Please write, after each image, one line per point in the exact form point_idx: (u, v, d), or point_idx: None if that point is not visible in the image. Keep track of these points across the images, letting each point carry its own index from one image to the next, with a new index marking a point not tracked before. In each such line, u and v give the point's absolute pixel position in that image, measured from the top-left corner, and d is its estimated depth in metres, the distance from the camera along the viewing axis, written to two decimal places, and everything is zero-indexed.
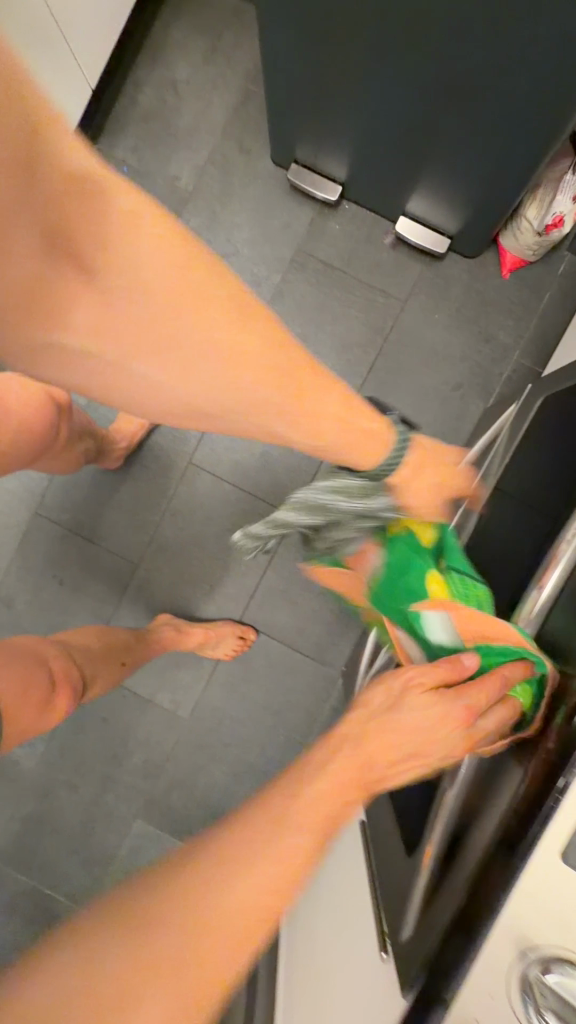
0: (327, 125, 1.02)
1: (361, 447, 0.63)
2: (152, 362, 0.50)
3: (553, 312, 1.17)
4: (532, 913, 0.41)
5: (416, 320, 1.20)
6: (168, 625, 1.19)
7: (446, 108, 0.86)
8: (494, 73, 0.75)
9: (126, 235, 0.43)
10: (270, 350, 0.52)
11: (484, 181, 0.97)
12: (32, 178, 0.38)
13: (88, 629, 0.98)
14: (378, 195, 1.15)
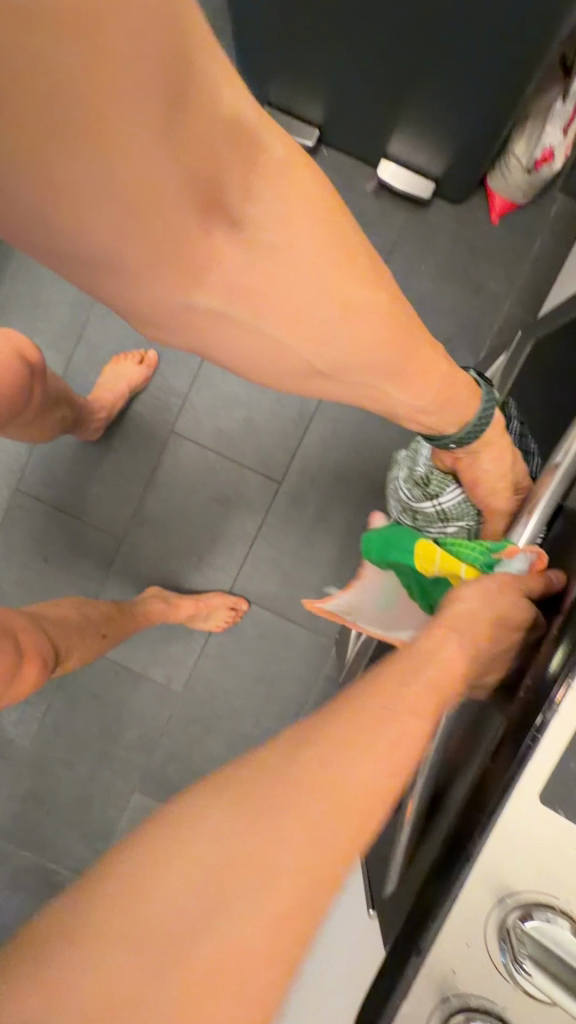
0: (299, 62, 0.95)
1: (452, 412, 0.63)
2: (283, 336, 0.46)
3: (545, 258, 1.11)
4: (507, 857, 0.40)
5: (402, 273, 1.15)
6: (157, 598, 1.16)
7: (425, 27, 0.79)
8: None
9: (274, 193, 0.38)
10: (401, 322, 0.50)
11: (467, 117, 0.91)
12: (183, 125, 0.31)
13: (64, 602, 0.96)
14: (358, 139, 1.08)
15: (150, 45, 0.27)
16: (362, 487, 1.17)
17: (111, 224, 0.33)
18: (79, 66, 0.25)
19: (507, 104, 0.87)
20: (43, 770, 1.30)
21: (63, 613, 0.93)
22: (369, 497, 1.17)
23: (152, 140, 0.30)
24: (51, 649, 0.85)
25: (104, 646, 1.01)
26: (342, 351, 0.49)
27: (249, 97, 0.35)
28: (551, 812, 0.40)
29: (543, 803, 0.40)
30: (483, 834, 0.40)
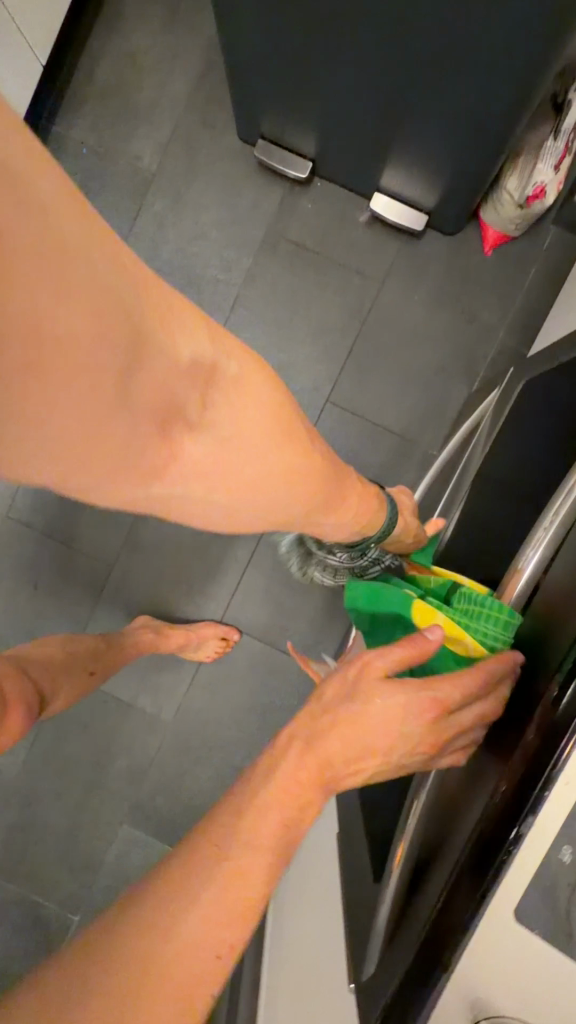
0: (291, 95, 0.95)
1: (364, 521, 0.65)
2: (221, 494, 0.46)
3: (538, 289, 1.11)
4: (486, 962, 0.38)
5: (395, 302, 1.14)
6: (146, 627, 1.15)
7: (418, 64, 0.78)
8: (464, 18, 0.68)
9: (229, 399, 0.42)
10: (329, 478, 0.54)
11: (459, 152, 0.91)
12: (138, 387, 0.36)
13: (49, 641, 0.95)
14: (350, 171, 1.08)
15: (112, 344, 0.32)
16: None
17: (88, 467, 0.37)
18: (53, 363, 0.30)
19: (498, 141, 0.87)
20: (30, 801, 1.27)
21: (48, 654, 0.92)
22: None
23: (119, 399, 0.35)
24: (35, 696, 0.83)
25: (92, 684, 1.00)
26: (273, 502, 0.50)
27: (206, 336, 0.40)
28: (530, 930, 0.38)
29: (521, 920, 0.39)
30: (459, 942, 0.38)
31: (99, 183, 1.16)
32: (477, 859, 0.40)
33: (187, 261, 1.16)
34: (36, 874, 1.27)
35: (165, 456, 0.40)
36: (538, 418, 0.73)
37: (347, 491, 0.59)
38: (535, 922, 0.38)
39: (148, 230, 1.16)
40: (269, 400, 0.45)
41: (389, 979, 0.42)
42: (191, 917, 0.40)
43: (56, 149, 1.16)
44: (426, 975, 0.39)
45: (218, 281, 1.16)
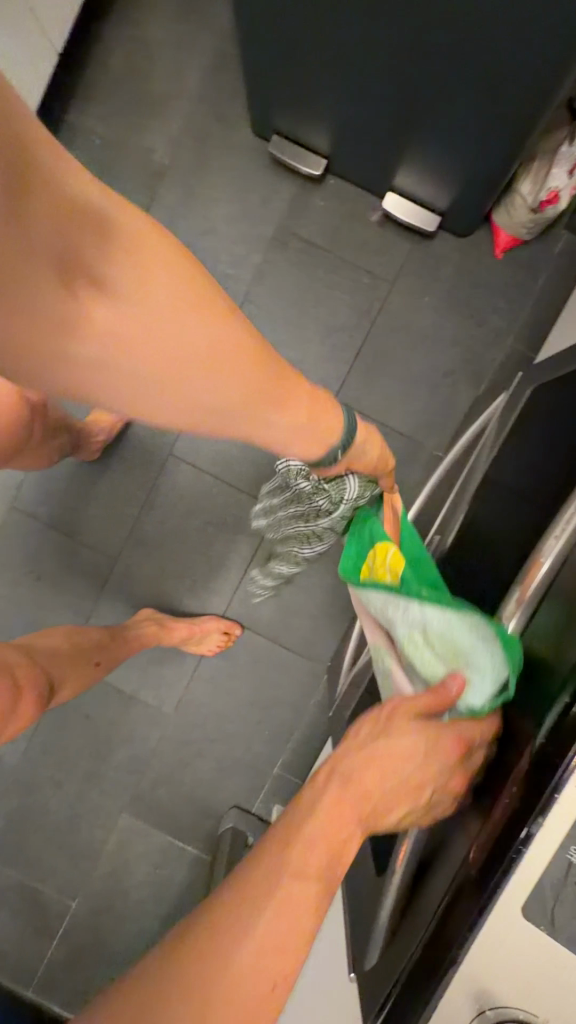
0: (307, 90, 0.95)
1: (320, 438, 0.57)
2: (140, 385, 0.39)
3: (548, 293, 1.11)
4: (491, 963, 0.40)
5: (405, 303, 1.15)
6: (150, 620, 1.15)
7: (440, 68, 0.78)
8: (490, 20, 0.68)
9: (152, 269, 0.35)
10: (275, 382, 0.46)
11: (476, 154, 0.91)
12: (34, 221, 0.29)
13: (56, 632, 0.96)
14: (363, 169, 1.08)
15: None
16: None
17: None
18: None
19: (514, 145, 0.87)
20: (31, 789, 1.29)
21: (57, 644, 0.93)
22: None
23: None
24: (45, 682, 0.84)
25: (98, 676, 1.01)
26: (205, 405, 0.43)
27: (108, 188, 0.33)
28: (535, 930, 0.40)
29: (525, 919, 0.40)
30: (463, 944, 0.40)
31: (110, 175, 1.15)
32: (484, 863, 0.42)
33: (198, 255, 1.16)
34: (36, 860, 1.28)
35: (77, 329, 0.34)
36: (545, 424, 0.74)
37: (300, 405, 0.51)
38: (538, 921, 0.40)
39: (159, 224, 1.16)
40: (197, 274, 0.37)
41: (390, 976, 0.43)
42: (248, 946, 0.41)
43: (68, 139, 1.15)
44: (429, 974, 0.40)
45: (228, 277, 1.16)
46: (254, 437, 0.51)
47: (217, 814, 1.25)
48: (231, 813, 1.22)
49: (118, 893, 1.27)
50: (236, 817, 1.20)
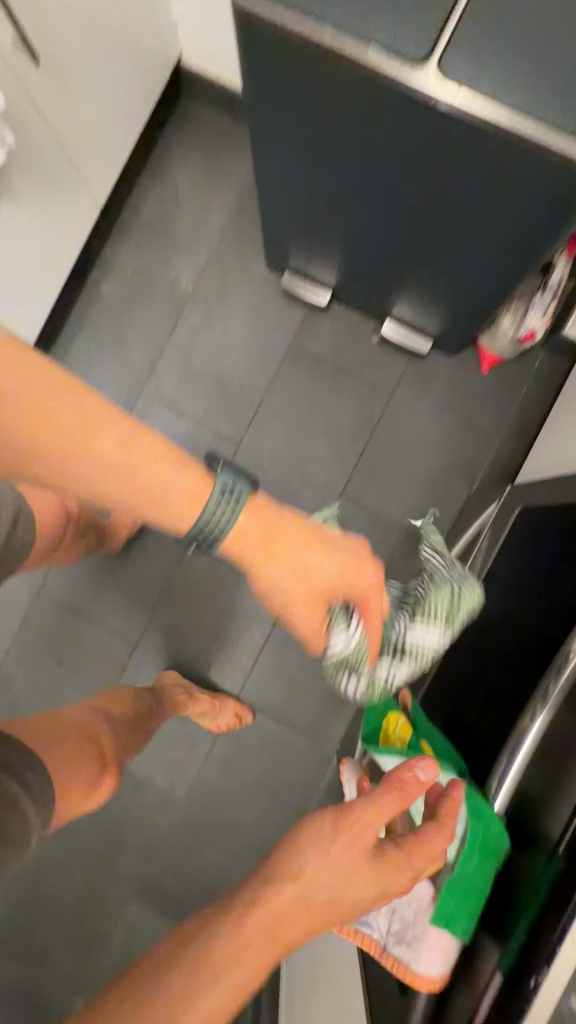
0: (319, 242, 1.11)
1: (154, 500, 0.62)
2: None
3: (531, 404, 1.25)
4: None
5: (403, 410, 1.27)
6: (180, 689, 1.18)
7: (434, 237, 0.93)
8: (472, 215, 0.83)
9: None
10: (75, 417, 0.57)
11: (464, 295, 1.05)
12: None
13: (120, 695, 1.04)
14: (365, 299, 1.23)
15: None
16: None
17: None
18: None
19: (495, 292, 1.01)
20: (39, 877, 1.29)
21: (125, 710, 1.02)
22: None
23: None
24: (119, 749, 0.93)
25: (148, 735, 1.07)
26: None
27: None
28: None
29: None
30: None
31: (140, 299, 1.30)
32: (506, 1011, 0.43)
33: (216, 368, 1.29)
34: (41, 954, 1.27)
35: None
36: (532, 541, 0.83)
37: (115, 440, 0.58)
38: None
39: (182, 341, 1.30)
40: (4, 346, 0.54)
41: None
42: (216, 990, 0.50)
43: (103, 269, 1.31)
44: None
45: (244, 387, 1.29)
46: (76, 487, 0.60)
47: None
48: None
49: None
50: None
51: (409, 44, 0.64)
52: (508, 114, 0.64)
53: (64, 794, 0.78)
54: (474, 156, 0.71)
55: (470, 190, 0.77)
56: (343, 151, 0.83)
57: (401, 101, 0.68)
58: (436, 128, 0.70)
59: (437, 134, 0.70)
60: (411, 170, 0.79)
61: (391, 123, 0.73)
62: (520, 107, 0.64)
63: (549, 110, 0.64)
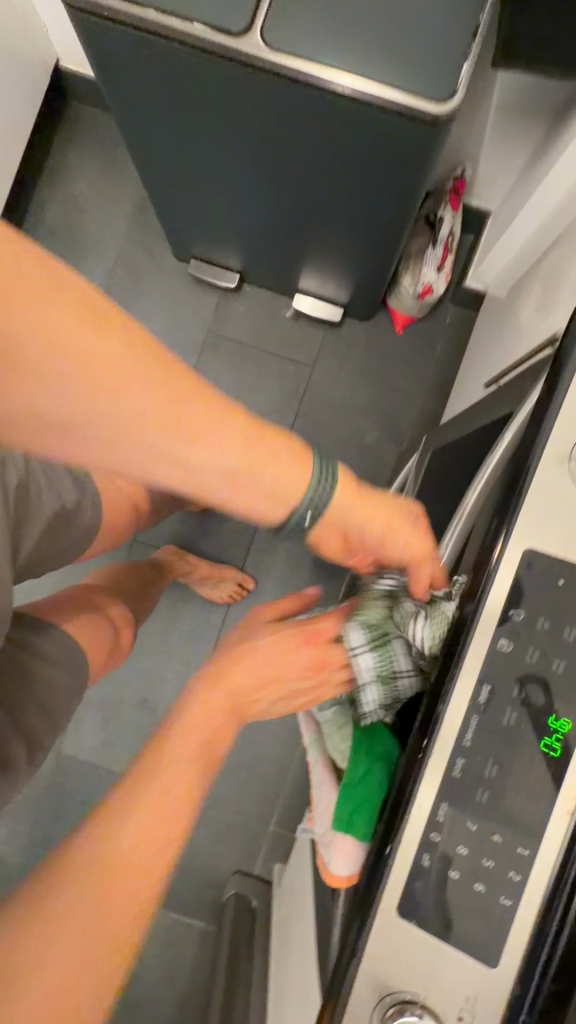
0: (218, 229, 1.14)
1: (269, 469, 0.49)
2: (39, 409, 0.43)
3: (447, 359, 1.28)
4: (394, 972, 0.37)
5: (325, 381, 1.30)
6: (174, 559, 1.18)
7: (316, 206, 0.95)
8: (342, 181, 0.86)
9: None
10: (150, 367, 0.44)
11: (361, 258, 1.08)
12: None
13: (118, 566, 0.99)
14: (273, 279, 1.26)
15: None
16: (311, 571, 1.26)
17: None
18: None
19: (388, 252, 1.04)
20: None
21: (130, 574, 0.99)
22: (318, 579, 1.26)
23: None
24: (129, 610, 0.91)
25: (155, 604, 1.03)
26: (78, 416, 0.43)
27: None
28: (415, 924, 0.37)
29: (403, 918, 0.37)
30: (356, 973, 0.37)
31: None
32: (364, 888, 0.39)
33: None
34: None
35: None
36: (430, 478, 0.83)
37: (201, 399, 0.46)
38: (418, 917, 0.37)
39: None
40: (54, 277, 0.40)
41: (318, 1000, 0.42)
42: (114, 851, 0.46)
43: None
44: (332, 1002, 0.38)
45: None
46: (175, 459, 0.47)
47: (219, 884, 1.27)
48: (232, 881, 1.24)
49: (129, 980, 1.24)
50: (238, 883, 1.23)
51: (235, 20, 0.67)
52: (343, 80, 0.67)
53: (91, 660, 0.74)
54: (325, 123, 0.74)
55: (330, 155, 0.80)
56: (210, 136, 0.85)
57: (244, 75, 0.70)
58: (282, 97, 0.72)
59: (285, 103, 0.73)
60: (273, 144, 0.82)
61: (241, 103, 0.76)
62: (351, 71, 0.67)
63: (379, 69, 0.67)
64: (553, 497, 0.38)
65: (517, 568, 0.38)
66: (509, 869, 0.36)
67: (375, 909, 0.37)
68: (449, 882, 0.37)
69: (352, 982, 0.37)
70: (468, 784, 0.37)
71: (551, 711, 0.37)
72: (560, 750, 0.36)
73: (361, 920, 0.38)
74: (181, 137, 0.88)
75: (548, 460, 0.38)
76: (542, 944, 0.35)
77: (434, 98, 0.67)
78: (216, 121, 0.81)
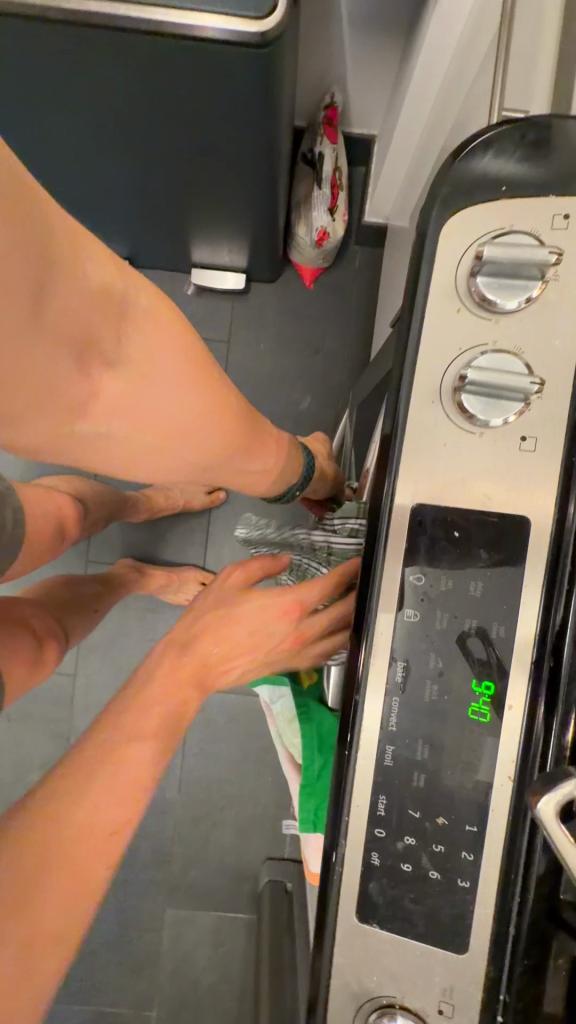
0: (90, 219, 1.05)
1: (285, 474, 0.65)
2: (164, 465, 0.48)
3: (364, 304, 1.22)
4: (368, 982, 0.34)
5: (246, 354, 1.24)
6: (131, 573, 1.13)
7: (182, 173, 0.87)
8: (195, 136, 0.77)
9: (173, 360, 0.41)
10: (251, 433, 0.52)
11: (245, 218, 0.99)
12: (129, 376, 0.39)
13: (52, 581, 0.94)
14: (166, 258, 1.18)
15: (136, 407, 0.41)
16: None
17: (122, 458, 0.45)
18: (121, 422, 0.41)
19: (270, 207, 0.95)
20: None
21: (72, 589, 0.94)
22: None
23: (138, 384, 0.40)
24: (62, 628, 0.85)
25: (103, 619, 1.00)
26: (191, 471, 0.51)
27: (155, 308, 0.38)
28: (374, 926, 0.34)
29: (361, 920, 0.34)
30: (326, 989, 0.34)
31: None
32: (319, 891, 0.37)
33: None
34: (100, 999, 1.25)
35: (120, 435, 0.42)
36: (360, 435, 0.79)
37: (270, 451, 0.59)
38: (376, 918, 0.34)
39: None
40: (213, 371, 0.45)
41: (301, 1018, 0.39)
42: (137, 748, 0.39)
43: None
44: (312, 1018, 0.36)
45: None
46: (241, 478, 0.58)
47: (253, 874, 1.27)
48: (265, 869, 1.24)
49: (189, 987, 1.24)
50: (271, 869, 1.23)
51: None
52: (146, 18, 0.60)
53: (12, 681, 0.70)
54: (156, 74, 0.66)
55: (172, 107, 0.72)
56: (42, 117, 0.76)
57: (49, 36, 0.62)
58: (100, 53, 0.64)
59: (103, 58, 0.64)
60: (109, 108, 0.73)
61: (58, 71, 0.67)
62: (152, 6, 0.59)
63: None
64: (431, 439, 0.33)
65: (407, 528, 0.34)
66: (460, 850, 0.33)
67: (331, 912, 0.35)
68: (400, 874, 0.34)
69: (325, 998, 0.34)
70: (400, 769, 0.34)
71: (472, 675, 0.33)
72: (488, 716, 0.33)
73: (320, 928, 0.36)
74: (10, 123, 0.79)
75: (417, 400, 0.34)
76: (508, 921, 0.33)
77: (256, 19, 0.59)
78: (38, 96, 0.72)
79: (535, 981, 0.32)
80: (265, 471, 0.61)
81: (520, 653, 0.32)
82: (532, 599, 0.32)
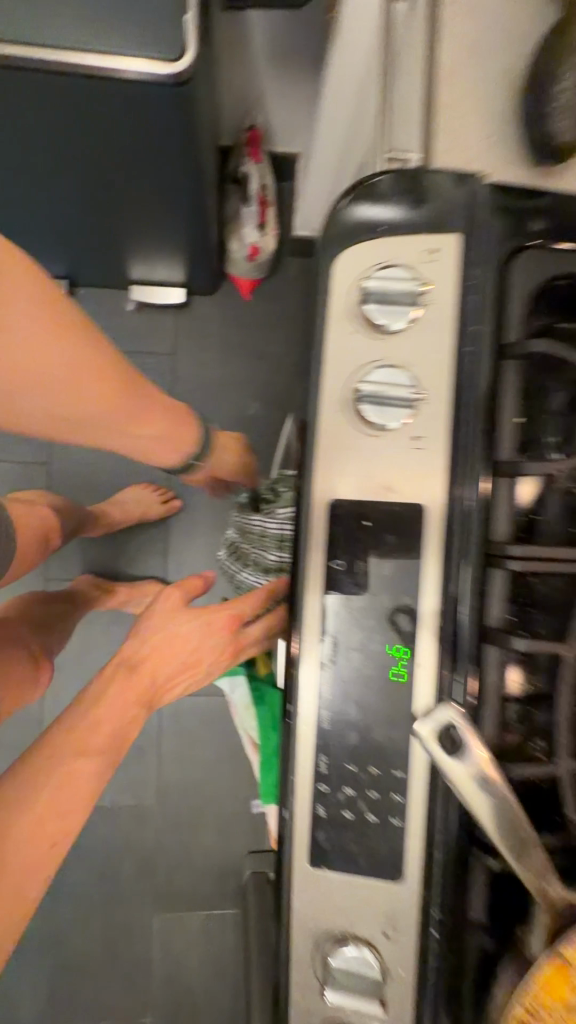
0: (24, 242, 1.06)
1: (171, 442, 0.72)
2: (34, 403, 0.55)
3: (301, 311, 1.27)
4: (325, 917, 0.40)
5: (190, 365, 1.27)
6: (92, 587, 1.14)
7: (112, 197, 0.90)
8: (121, 163, 0.80)
9: (26, 299, 0.49)
10: (122, 386, 0.60)
11: (178, 237, 1.03)
12: None
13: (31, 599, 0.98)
14: (104, 276, 1.20)
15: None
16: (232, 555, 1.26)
17: None
18: None
19: (202, 226, 1.00)
20: (57, 949, 1.25)
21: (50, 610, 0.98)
22: None
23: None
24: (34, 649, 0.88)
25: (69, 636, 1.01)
26: (63, 416, 0.58)
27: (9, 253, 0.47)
28: (326, 870, 0.39)
29: (315, 866, 0.40)
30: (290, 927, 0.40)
31: None
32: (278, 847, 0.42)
33: None
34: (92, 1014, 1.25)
35: None
36: None
37: (149, 412, 0.66)
38: (327, 862, 0.39)
39: None
40: (74, 321, 0.53)
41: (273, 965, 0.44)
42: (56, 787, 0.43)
43: None
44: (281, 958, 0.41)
45: None
46: (121, 435, 0.66)
47: (237, 869, 1.30)
48: (248, 861, 1.27)
49: (182, 986, 1.27)
50: (253, 861, 1.26)
51: None
52: (62, 57, 0.62)
53: None
54: (76, 107, 0.69)
55: (96, 136, 0.75)
56: None
57: None
58: (19, 89, 0.66)
59: (23, 94, 0.67)
60: (33, 139, 0.75)
61: None
62: (67, 45, 0.62)
63: (94, 35, 0.62)
64: (340, 443, 0.39)
65: (326, 520, 0.39)
66: (393, 793, 0.39)
67: (288, 862, 0.40)
68: (344, 822, 0.39)
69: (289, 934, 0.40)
70: (337, 730, 0.39)
71: (389, 641, 0.39)
72: (406, 676, 0.39)
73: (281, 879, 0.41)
74: None
75: (325, 410, 0.39)
76: (435, 848, 0.38)
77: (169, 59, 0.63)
78: None
79: (460, 897, 0.38)
80: (147, 434, 0.68)
81: (428, 621, 0.38)
82: (433, 574, 0.38)
